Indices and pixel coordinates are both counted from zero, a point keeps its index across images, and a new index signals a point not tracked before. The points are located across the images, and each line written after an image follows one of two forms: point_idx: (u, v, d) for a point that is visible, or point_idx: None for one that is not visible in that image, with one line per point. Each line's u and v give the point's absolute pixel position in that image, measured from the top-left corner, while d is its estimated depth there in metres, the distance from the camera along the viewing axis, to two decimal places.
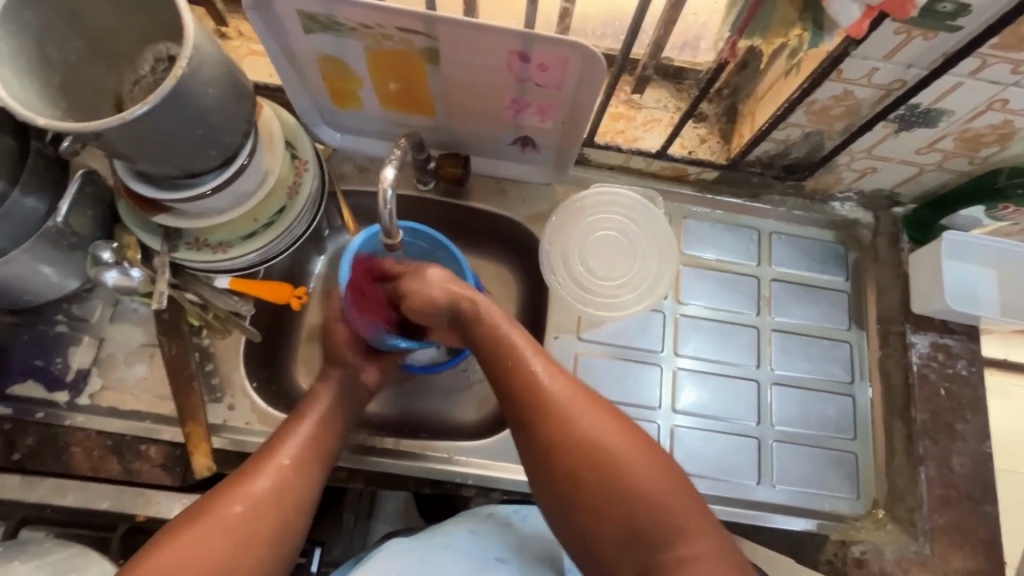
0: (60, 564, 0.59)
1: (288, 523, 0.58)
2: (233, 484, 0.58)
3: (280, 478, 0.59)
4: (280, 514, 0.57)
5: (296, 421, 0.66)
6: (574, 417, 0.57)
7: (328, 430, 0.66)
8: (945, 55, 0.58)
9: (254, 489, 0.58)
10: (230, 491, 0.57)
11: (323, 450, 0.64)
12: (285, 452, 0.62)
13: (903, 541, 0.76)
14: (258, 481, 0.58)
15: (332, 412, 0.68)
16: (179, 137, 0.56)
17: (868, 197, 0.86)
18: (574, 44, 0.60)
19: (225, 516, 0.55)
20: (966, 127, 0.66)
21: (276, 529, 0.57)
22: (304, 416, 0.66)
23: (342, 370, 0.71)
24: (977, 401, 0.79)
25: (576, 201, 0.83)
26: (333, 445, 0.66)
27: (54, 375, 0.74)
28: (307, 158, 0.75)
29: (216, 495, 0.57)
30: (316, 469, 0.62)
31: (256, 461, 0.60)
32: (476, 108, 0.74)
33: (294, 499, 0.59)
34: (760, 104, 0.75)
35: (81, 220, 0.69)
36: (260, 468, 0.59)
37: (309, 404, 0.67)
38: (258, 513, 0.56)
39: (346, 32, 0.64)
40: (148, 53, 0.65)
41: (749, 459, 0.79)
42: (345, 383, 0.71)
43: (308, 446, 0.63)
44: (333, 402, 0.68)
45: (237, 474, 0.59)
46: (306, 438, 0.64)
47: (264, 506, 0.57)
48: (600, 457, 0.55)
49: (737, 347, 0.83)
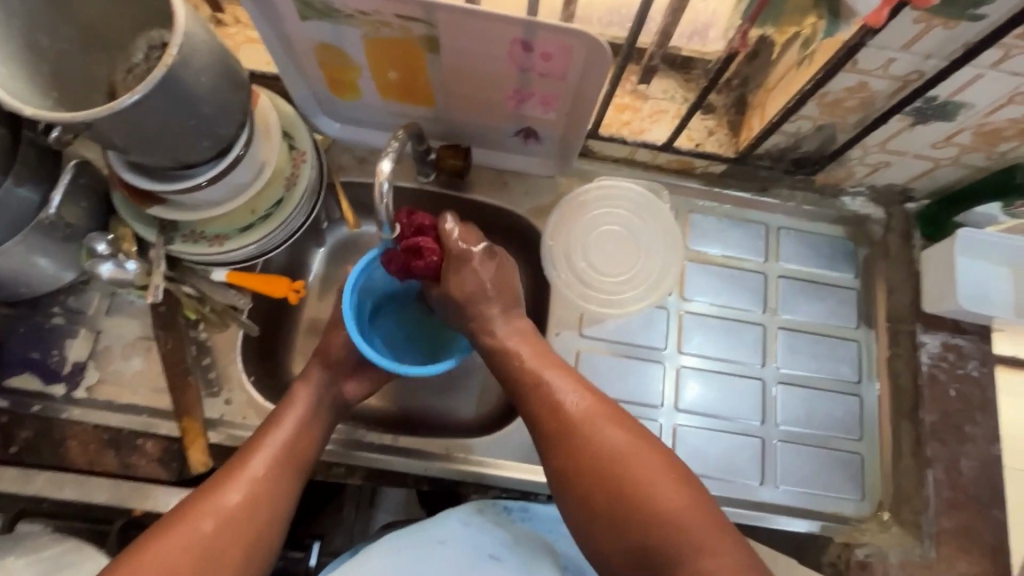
0: (55, 560, 0.58)
1: (261, 536, 0.58)
2: (203, 498, 0.58)
3: (251, 490, 0.59)
4: (254, 526, 0.58)
5: (273, 426, 0.65)
6: (596, 424, 0.61)
7: (304, 436, 0.65)
8: (966, 46, 0.55)
9: (224, 502, 0.58)
10: (201, 504, 0.57)
11: (296, 458, 0.64)
12: (259, 462, 0.61)
13: (908, 544, 0.74)
14: (229, 494, 0.58)
15: (310, 417, 0.67)
16: (172, 128, 0.55)
17: (879, 192, 0.84)
18: (578, 32, 0.57)
19: (194, 530, 0.55)
20: (984, 121, 0.64)
21: (249, 542, 0.57)
22: (281, 421, 0.65)
23: (327, 374, 0.70)
24: (988, 403, 0.77)
25: (578, 196, 0.81)
26: (308, 453, 0.65)
27: (50, 367, 0.73)
28: (305, 149, 0.73)
29: (188, 507, 0.57)
30: (290, 479, 0.62)
31: (227, 472, 0.60)
32: (478, 98, 0.72)
33: (265, 511, 0.59)
34: (771, 95, 0.72)
35: (74, 211, 0.67)
36: (232, 481, 0.59)
37: (287, 407, 0.66)
38: (229, 527, 0.57)
39: (343, 19, 0.62)
40: (142, 41, 0.63)
41: (753, 459, 0.78)
42: (323, 390, 0.69)
43: (281, 455, 0.63)
44: (312, 405, 0.67)
45: (209, 485, 0.59)
46: (281, 447, 0.63)
47: (235, 521, 0.57)
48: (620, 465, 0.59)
49: (742, 345, 0.82)
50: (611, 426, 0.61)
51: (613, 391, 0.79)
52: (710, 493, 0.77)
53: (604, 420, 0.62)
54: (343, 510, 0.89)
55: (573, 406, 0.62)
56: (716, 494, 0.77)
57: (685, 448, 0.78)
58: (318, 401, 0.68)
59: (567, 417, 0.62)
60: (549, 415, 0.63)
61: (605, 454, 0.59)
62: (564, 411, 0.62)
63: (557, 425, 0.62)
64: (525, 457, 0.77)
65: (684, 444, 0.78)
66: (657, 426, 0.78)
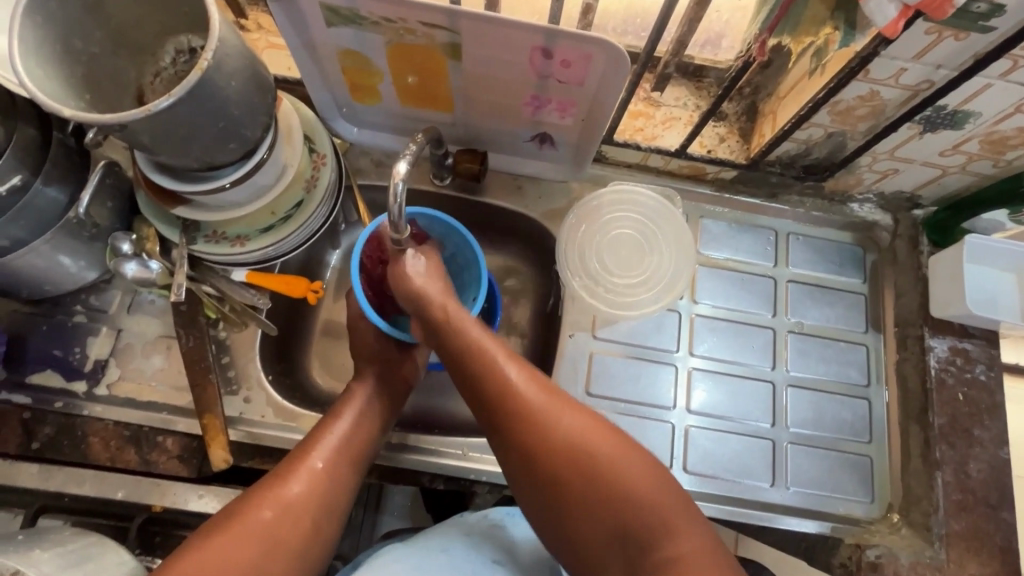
0: (80, 553, 0.59)
1: (320, 528, 0.59)
2: (269, 487, 0.58)
3: (314, 482, 0.60)
4: (311, 518, 0.58)
5: (332, 421, 0.66)
6: (548, 416, 0.56)
7: (360, 436, 0.66)
8: (976, 56, 0.57)
9: (288, 493, 0.58)
10: (265, 495, 0.58)
11: (354, 455, 0.64)
12: (319, 457, 0.62)
13: (918, 546, 0.75)
14: (293, 486, 0.59)
15: (367, 411, 0.68)
16: (202, 129, 0.56)
17: (887, 199, 0.86)
18: (600, 40, 0.59)
19: (255, 521, 0.55)
20: (992, 129, 0.66)
21: (308, 534, 0.58)
22: (340, 416, 0.67)
23: (382, 363, 0.73)
24: (996, 407, 0.78)
25: (592, 201, 0.83)
26: (364, 452, 0.66)
27: (72, 365, 0.74)
28: (325, 152, 0.74)
29: (251, 496, 0.57)
30: (348, 472, 0.63)
31: (289, 465, 0.61)
32: (496, 104, 0.74)
33: (325, 505, 0.60)
34: (782, 103, 0.74)
35: (100, 211, 0.69)
36: (295, 472, 0.60)
37: (345, 405, 0.68)
38: (290, 518, 0.57)
39: (368, 26, 0.64)
40: (170, 46, 0.66)
41: (764, 460, 0.79)
42: (383, 377, 0.72)
43: (342, 450, 0.64)
44: (367, 402, 0.69)
45: (270, 477, 0.60)
46: (341, 441, 0.64)
47: (295, 511, 0.57)
48: (599, 476, 0.54)
49: (751, 347, 0.83)
50: (589, 435, 0.56)
51: (624, 393, 0.80)
52: (722, 494, 0.77)
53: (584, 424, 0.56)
54: (351, 513, 0.89)
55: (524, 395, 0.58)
56: (726, 494, 0.77)
57: (695, 450, 0.79)
58: (377, 391, 0.70)
59: (536, 422, 0.56)
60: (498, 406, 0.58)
61: (557, 437, 0.55)
62: (537, 419, 0.56)
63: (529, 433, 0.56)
64: None
65: (695, 446, 0.79)
66: (668, 427, 0.79)
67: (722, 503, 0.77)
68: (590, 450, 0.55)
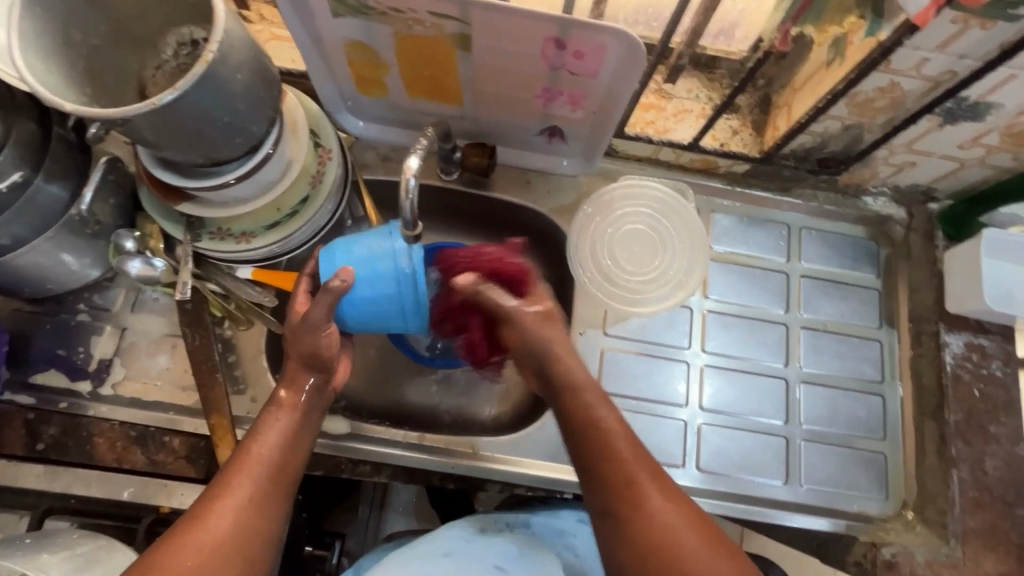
0: (88, 557, 0.59)
1: (252, 563, 0.54)
2: (187, 527, 0.52)
3: (239, 516, 0.54)
4: (243, 555, 0.53)
5: (254, 440, 0.59)
6: (654, 494, 0.54)
7: (290, 453, 0.60)
8: (1002, 46, 0.55)
9: (210, 533, 0.52)
10: (184, 536, 0.52)
11: (284, 472, 0.59)
12: (242, 487, 0.56)
13: (933, 543, 0.75)
14: (215, 523, 0.53)
15: (297, 430, 0.62)
16: (207, 124, 0.55)
17: (902, 193, 0.84)
18: (616, 30, 0.57)
19: (174, 568, 0.50)
20: (1014, 122, 0.64)
21: (239, 569, 0.53)
22: (261, 437, 0.59)
23: (317, 377, 0.64)
24: (1012, 403, 0.77)
25: (604, 194, 0.81)
26: (295, 469, 0.60)
27: (76, 364, 0.73)
28: (331, 146, 0.73)
29: (168, 541, 0.51)
30: (281, 496, 0.58)
31: (209, 496, 0.55)
32: (506, 96, 0.72)
33: (254, 539, 0.54)
34: (798, 95, 0.73)
35: (103, 207, 0.67)
36: (216, 508, 0.54)
37: (268, 422, 0.61)
38: (214, 558, 0.52)
39: (376, 16, 0.62)
40: (172, 38, 0.64)
41: (778, 458, 0.78)
42: (316, 392, 0.64)
43: (266, 473, 0.58)
44: (297, 419, 0.62)
45: (188, 517, 0.54)
46: (266, 466, 0.58)
47: (221, 552, 0.52)
48: (680, 552, 0.51)
49: (766, 344, 0.82)
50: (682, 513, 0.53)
51: (635, 391, 0.79)
52: (736, 491, 0.77)
53: (666, 494, 0.54)
54: (358, 510, 0.90)
55: (632, 462, 0.55)
56: (736, 492, 0.77)
57: (707, 447, 0.78)
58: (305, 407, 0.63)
59: (643, 508, 0.53)
60: (610, 466, 0.55)
61: (658, 523, 0.52)
62: (639, 493, 0.54)
63: (619, 500, 0.54)
64: (551, 456, 0.77)
65: (707, 442, 0.78)
66: (681, 425, 0.78)
67: (734, 502, 0.76)
68: (687, 541, 0.52)
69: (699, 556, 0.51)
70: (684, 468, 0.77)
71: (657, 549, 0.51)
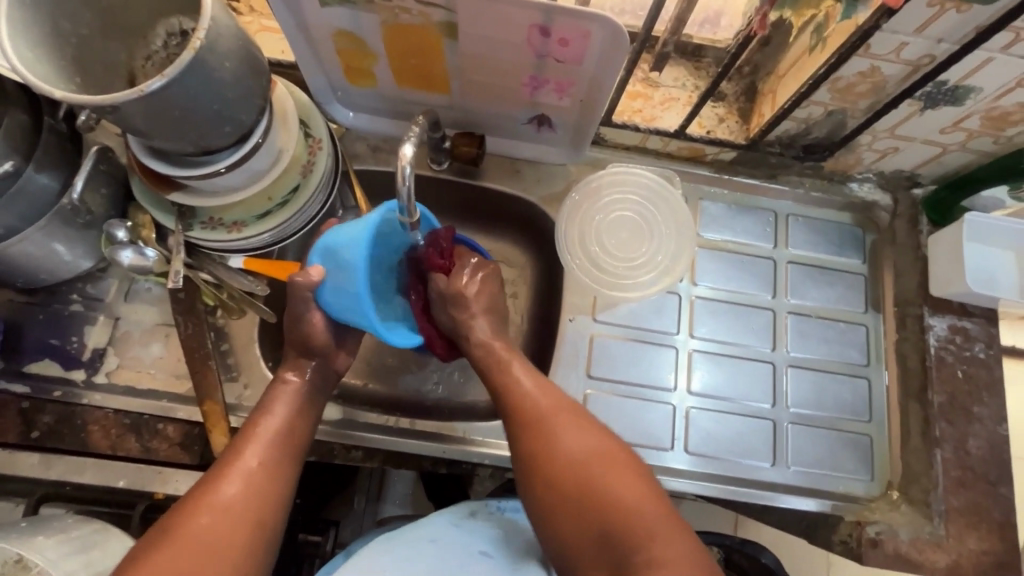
0: (84, 540, 0.60)
1: (265, 523, 0.56)
2: (200, 494, 0.55)
3: (250, 481, 0.57)
4: (255, 513, 0.56)
5: (262, 415, 0.63)
6: (542, 411, 0.64)
7: (296, 428, 0.63)
8: (978, 29, 0.56)
9: (223, 496, 0.55)
10: (199, 500, 0.55)
11: (293, 443, 0.62)
12: (252, 454, 0.59)
13: (917, 522, 0.76)
14: (227, 488, 0.56)
15: (302, 407, 0.65)
16: (195, 112, 0.55)
17: (887, 178, 0.86)
18: (600, 17, 0.58)
19: (192, 528, 0.53)
20: (993, 105, 0.65)
21: (253, 532, 0.55)
22: (268, 411, 0.63)
23: (316, 360, 0.67)
24: (994, 384, 0.79)
25: (592, 180, 0.83)
26: (302, 442, 0.63)
27: (69, 354, 0.74)
28: (321, 137, 0.73)
29: (184, 506, 0.55)
30: (287, 466, 0.61)
31: (221, 466, 0.58)
32: (494, 86, 0.73)
33: (267, 500, 0.57)
34: (782, 82, 0.74)
35: (94, 198, 0.68)
36: (227, 475, 0.57)
37: (273, 398, 0.64)
38: (227, 521, 0.54)
39: (363, 5, 0.63)
40: (161, 28, 0.64)
41: (765, 441, 0.79)
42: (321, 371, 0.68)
43: (275, 443, 0.61)
44: (304, 395, 0.66)
45: (203, 483, 0.57)
46: (274, 437, 0.61)
47: (234, 513, 0.55)
48: (564, 454, 0.60)
49: (753, 329, 0.83)
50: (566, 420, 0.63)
51: (624, 375, 0.80)
52: (723, 473, 0.78)
53: (555, 408, 0.64)
54: (354, 500, 0.91)
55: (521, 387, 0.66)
56: (726, 474, 0.78)
57: (696, 430, 0.79)
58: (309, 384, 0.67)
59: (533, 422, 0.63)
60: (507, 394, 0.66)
61: (545, 431, 0.62)
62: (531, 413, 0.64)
63: (522, 427, 0.63)
64: None
65: (696, 426, 0.79)
66: (669, 409, 0.79)
67: (721, 484, 0.77)
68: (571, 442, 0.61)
69: (582, 451, 0.60)
70: (673, 451, 0.78)
71: (545, 451, 0.61)
